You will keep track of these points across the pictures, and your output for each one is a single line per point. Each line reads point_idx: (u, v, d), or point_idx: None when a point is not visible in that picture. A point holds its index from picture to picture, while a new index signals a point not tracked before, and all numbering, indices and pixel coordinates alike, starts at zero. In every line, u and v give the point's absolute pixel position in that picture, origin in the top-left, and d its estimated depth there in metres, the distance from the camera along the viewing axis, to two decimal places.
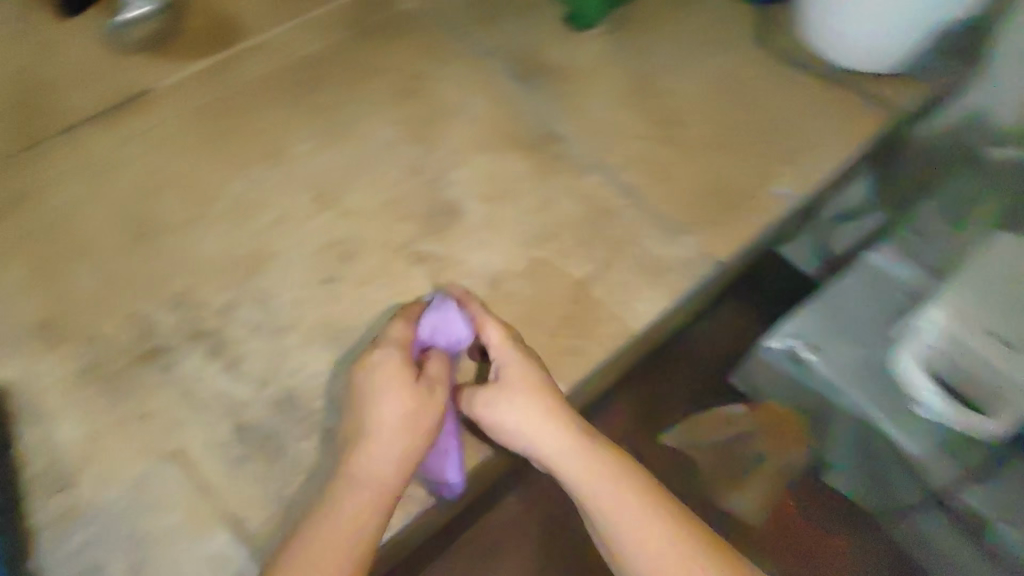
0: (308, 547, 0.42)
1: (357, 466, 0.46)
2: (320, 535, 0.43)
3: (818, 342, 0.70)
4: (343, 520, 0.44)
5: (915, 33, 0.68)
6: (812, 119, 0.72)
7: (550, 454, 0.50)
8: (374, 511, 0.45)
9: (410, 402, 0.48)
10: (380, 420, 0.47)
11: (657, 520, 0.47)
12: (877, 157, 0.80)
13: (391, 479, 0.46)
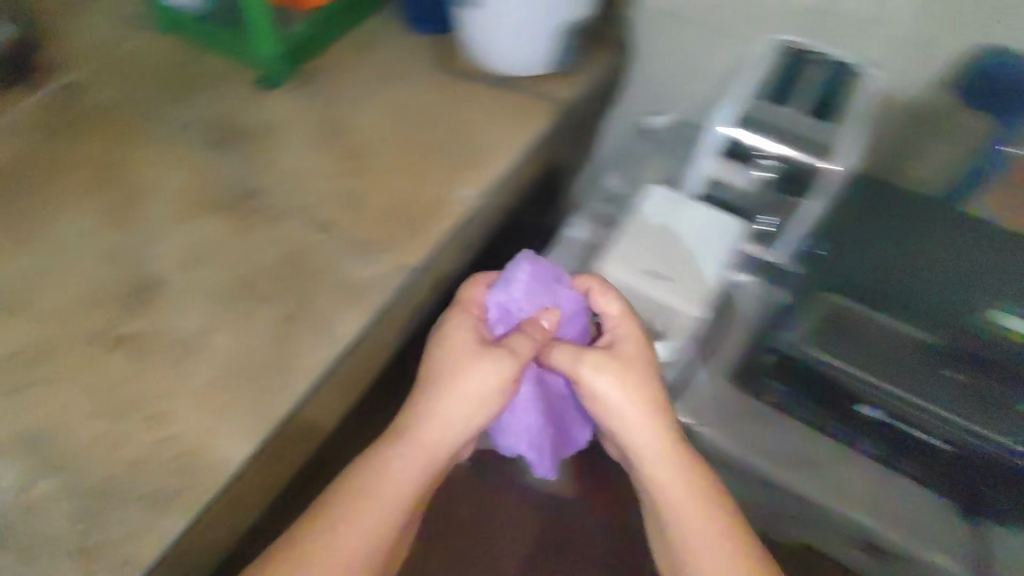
0: (349, 523, 0.52)
1: (410, 446, 0.56)
2: (389, 491, 0.54)
3: None
4: (403, 481, 0.55)
5: (558, 38, 0.78)
6: (489, 125, 0.78)
7: (652, 418, 0.58)
8: (412, 488, 0.55)
9: (471, 385, 0.57)
10: (443, 410, 0.57)
11: (690, 496, 0.56)
12: (567, 145, 0.89)
13: (450, 441, 0.57)
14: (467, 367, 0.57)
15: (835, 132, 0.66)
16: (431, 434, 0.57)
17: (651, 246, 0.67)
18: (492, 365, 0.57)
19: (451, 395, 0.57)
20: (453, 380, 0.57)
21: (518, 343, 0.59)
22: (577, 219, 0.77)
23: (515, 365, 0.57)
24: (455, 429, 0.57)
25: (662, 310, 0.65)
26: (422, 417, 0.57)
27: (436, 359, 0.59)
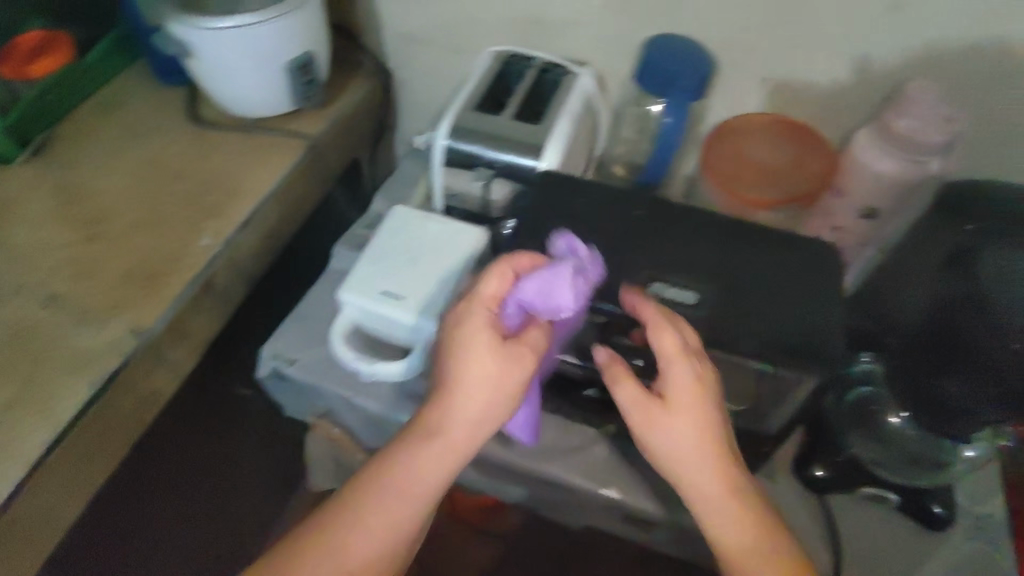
0: (353, 536, 0.47)
1: (405, 465, 0.48)
2: (393, 512, 0.47)
3: (295, 354, 0.69)
4: (380, 520, 0.47)
5: (296, 75, 0.76)
6: (239, 170, 0.77)
7: (703, 435, 0.47)
8: (434, 480, 0.48)
9: (462, 387, 0.48)
10: (462, 387, 0.48)
11: (706, 463, 0.47)
12: (336, 175, 0.88)
13: (431, 461, 0.48)
14: (468, 346, 0.48)
15: (553, 125, 0.69)
16: (438, 430, 0.48)
17: (392, 262, 0.67)
18: (486, 351, 0.48)
19: (452, 398, 0.48)
20: (450, 383, 0.48)
21: (463, 336, 0.49)
22: (338, 248, 0.77)
23: (486, 373, 0.48)
24: (457, 439, 0.48)
25: (406, 326, 0.64)
26: (444, 389, 0.49)
27: (451, 331, 0.50)
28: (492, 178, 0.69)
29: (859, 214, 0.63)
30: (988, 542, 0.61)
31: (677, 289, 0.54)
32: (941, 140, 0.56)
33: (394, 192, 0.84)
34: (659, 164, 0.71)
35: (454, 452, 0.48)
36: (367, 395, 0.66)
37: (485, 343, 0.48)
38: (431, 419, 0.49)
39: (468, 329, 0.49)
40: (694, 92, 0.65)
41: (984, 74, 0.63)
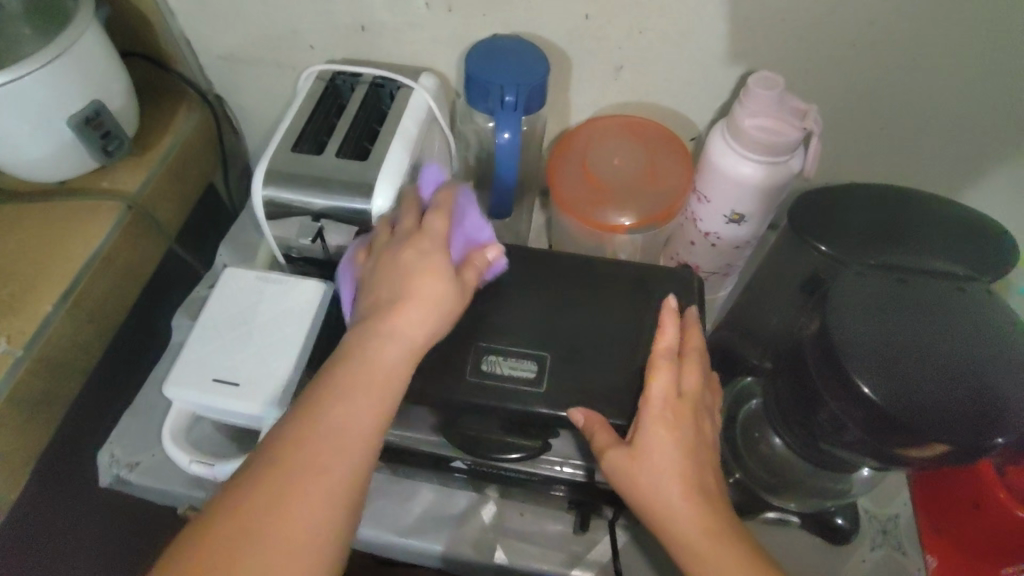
0: (305, 443, 0.38)
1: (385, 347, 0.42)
2: (351, 421, 0.40)
3: (136, 457, 0.61)
4: (347, 426, 0.39)
5: (88, 131, 0.65)
6: (43, 249, 0.66)
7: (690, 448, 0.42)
8: (387, 388, 0.42)
9: (418, 290, 0.44)
10: (417, 292, 0.44)
11: (690, 477, 0.41)
12: (174, 225, 0.78)
13: (389, 363, 0.42)
14: (424, 257, 0.45)
15: (384, 157, 0.61)
16: (394, 333, 0.43)
17: (224, 339, 0.59)
18: (440, 267, 0.45)
19: (407, 300, 0.44)
20: (405, 287, 0.44)
21: (413, 260, 0.45)
22: (177, 318, 0.68)
23: (443, 284, 0.45)
24: (415, 339, 0.44)
25: (249, 415, 0.57)
26: (390, 301, 0.44)
27: (391, 251, 0.46)
28: (322, 228, 0.61)
29: (726, 219, 0.58)
30: (894, 546, 0.59)
31: (513, 362, 0.46)
32: (796, 137, 0.51)
33: (241, 242, 0.75)
34: (502, 193, 0.61)
35: (410, 355, 0.43)
36: (222, 491, 0.60)
37: (435, 261, 0.45)
38: (386, 321, 0.43)
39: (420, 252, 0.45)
40: (524, 108, 0.57)
41: (846, 59, 0.56)
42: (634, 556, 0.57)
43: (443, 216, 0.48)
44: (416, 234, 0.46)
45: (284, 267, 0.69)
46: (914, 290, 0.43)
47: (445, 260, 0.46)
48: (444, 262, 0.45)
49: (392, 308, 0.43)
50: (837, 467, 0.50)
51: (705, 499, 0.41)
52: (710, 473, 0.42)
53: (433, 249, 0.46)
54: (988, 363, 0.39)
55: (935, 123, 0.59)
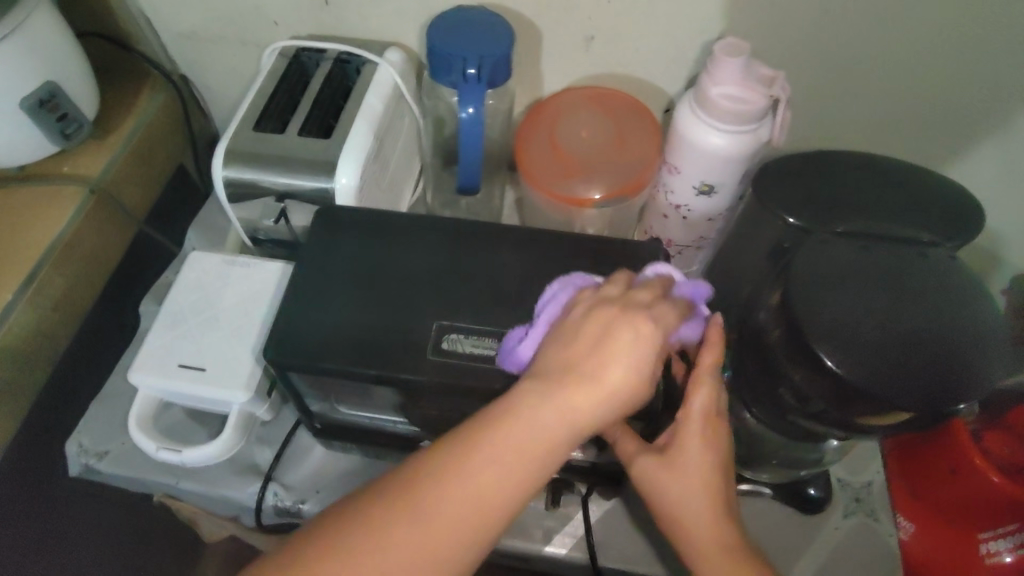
0: (430, 504, 0.36)
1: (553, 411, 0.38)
2: (480, 492, 0.36)
3: (104, 446, 0.60)
4: (476, 500, 0.36)
5: (44, 114, 0.63)
6: (4, 236, 0.64)
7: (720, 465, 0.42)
8: (531, 468, 0.37)
9: (604, 369, 0.39)
10: (606, 375, 0.39)
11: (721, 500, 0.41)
12: (140, 210, 0.76)
13: (540, 443, 0.37)
14: (632, 333, 0.39)
15: (347, 135, 0.59)
16: (555, 413, 0.38)
17: (190, 324, 0.58)
18: (637, 355, 0.39)
19: (583, 377, 0.38)
20: (599, 360, 0.39)
21: (625, 340, 0.39)
22: (144, 304, 0.67)
23: (631, 372, 0.39)
24: (579, 418, 0.38)
25: (217, 400, 0.56)
26: (584, 373, 0.39)
27: (607, 315, 0.40)
28: (287, 208, 0.60)
29: (697, 190, 0.57)
30: (867, 514, 0.59)
31: (474, 340, 0.46)
32: (763, 104, 0.50)
33: (209, 225, 0.73)
34: (469, 168, 0.60)
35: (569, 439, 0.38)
36: (194, 477, 0.59)
37: (639, 351, 0.39)
38: (567, 395, 0.38)
39: (634, 333, 0.39)
40: (488, 81, 0.56)
41: (821, 27, 0.54)
42: (608, 532, 0.57)
43: (661, 319, 0.41)
44: (637, 308, 0.40)
45: (252, 250, 0.68)
46: (877, 257, 0.42)
47: (652, 355, 0.40)
48: (648, 353, 0.40)
49: (578, 385, 0.38)
50: (804, 438, 0.50)
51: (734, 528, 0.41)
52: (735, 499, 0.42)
53: (646, 337, 0.39)
54: (948, 331, 0.39)
55: (911, 91, 0.58)
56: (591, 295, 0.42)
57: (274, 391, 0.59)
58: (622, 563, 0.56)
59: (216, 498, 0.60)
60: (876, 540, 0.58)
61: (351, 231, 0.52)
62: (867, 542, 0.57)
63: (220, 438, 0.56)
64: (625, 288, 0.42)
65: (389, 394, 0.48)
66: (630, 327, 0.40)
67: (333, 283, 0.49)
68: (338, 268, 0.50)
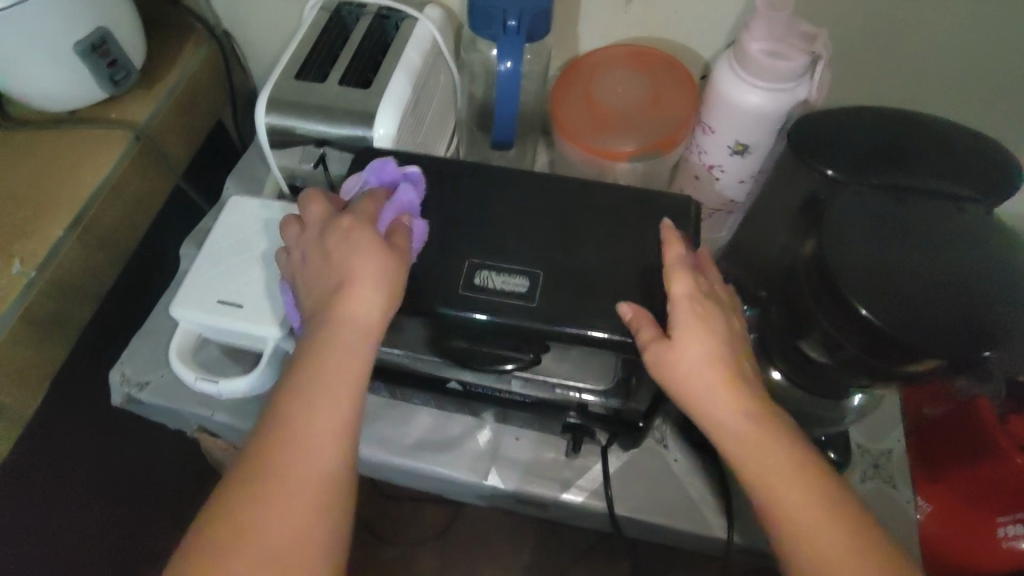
0: (278, 488, 0.38)
1: (337, 340, 0.42)
2: (315, 457, 0.39)
3: (146, 377, 0.63)
4: (311, 466, 0.39)
5: (95, 58, 0.65)
6: (55, 178, 0.67)
7: (732, 354, 0.42)
8: (337, 419, 0.40)
9: (349, 305, 0.42)
10: (352, 270, 0.42)
11: (742, 388, 0.41)
12: (183, 160, 0.79)
13: (336, 411, 0.40)
14: (363, 255, 0.43)
15: (387, 86, 0.60)
16: (328, 372, 0.41)
17: (229, 262, 0.60)
18: (376, 258, 0.42)
19: (343, 321, 0.42)
20: (347, 284, 0.42)
21: (367, 267, 0.42)
22: (185, 247, 0.70)
23: (380, 298, 0.42)
24: (365, 334, 0.42)
25: (253, 336, 0.58)
26: (333, 295, 0.42)
27: (333, 236, 0.44)
28: (325, 155, 0.62)
29: (731, 151, 0.57)
30: (885, 480, 0.59)
31: (505, 277, 0.47)
32: (802, 61, 0.50)
33: (247, 176, 0.75)
34: (505, 122, 0.61)
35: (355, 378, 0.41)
36: (228, 410, 0.61)
37: (390, 265, 0.43)
38: (336, 314, 0.42)
39: (366, 256, 0.42)
40: (528, 33, 0.56)
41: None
42: (626, 482, 0.58)
43: (402, 231, 0.45)
44: (360, 221, 0.44)
45: (289, 199, 0.70)
46: (914, 212, 0.42)
47: (393, 276, 0.43)
48: (389, 266, 0.43)
49: (335, 307, 0.42)
50: (830, 393, 0.50)
51: (761, 416, 0.41)
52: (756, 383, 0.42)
53: (370, 249, 0.43)
54: (983, 284, 0.39)
55: (953, 57, 0.57)
56: (323, 214, 0.46)
57: None
58: (639, 512, 0.56)
59: (248, 433, 0.62)
60: (893, 505, 0.58)
61: None
62: (884, 507, 0.58)
63: (256, 372, 0.59)
64: (371, 211, 0.45)
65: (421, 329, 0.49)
66: (353, 245, 0.43)
67: None
68: None
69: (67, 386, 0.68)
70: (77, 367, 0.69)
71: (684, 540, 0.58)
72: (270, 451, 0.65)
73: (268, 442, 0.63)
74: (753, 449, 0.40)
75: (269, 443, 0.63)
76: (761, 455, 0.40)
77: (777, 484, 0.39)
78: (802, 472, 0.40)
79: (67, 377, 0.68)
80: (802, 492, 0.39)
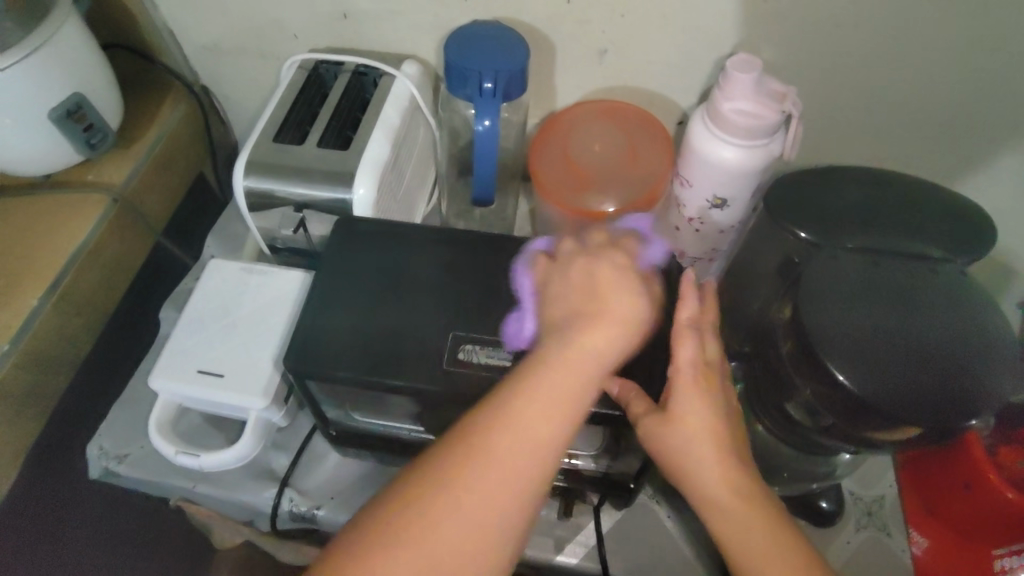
0: (448, 505, 0.37)
1: (566, 360, 0.40)
2: (510, 475, 0.38)
3: (124, 449, 0.62)
4: (520, 456, 0.38)
5: (71, 124, 0.65)
6: (29, 246, 0.66)
7: (726, 425, 0.42)
8: (561, 420, 0.39)
9: (609, 302, 0.43)
10: (608, 311, 0.42)
11: (733, 461, 0.41)
12: (162, 219, 0.78)
13: (542, 451, 0.38)
14: (624, 289, 0.44)
15: (364, 147, 0.60)
16: (541, 393, 0.39)
17: (211, 330, 0.59)
18: (628, 288, 0.43)
19: (572, 342, 0.41)
20: (598, 298, 0.43)
21: (607, 274, 0.44)
22: (164, 310, 0.69)
23: (625, 316, 0.42)
24: (594, 363, 0.41)
25: (235, 406, 0.57)
26: (582, 309, 0.43)
27: (581, 261, 0.45)
28: (305, 219, 0.61)
29: (709, 204, 0.58)
30: (879, 528, 0.59)
31: (488, 350, 0.46)
32: (774, 119, 0.50)
33: (228, 234, 0.74)
34: (485, 179, 0.62)
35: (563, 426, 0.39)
36: (211, 482, 0.60)
37: (628, 286, 0.43)
38: (579, 333, 0.41)
39: (614, 267, 0.44)
40: (503, 94, 0.57)
41: (833, 44, 0.54)
42: (619, 543, 0.57)
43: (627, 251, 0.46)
44: (612, 246, 0.46)
45: (270, 259, 0.69)
46: (887, 274, 0.43)
47: (641, 312, 0.43)
48: (646, 304, 0.44)
49: (584, 322, 0.42)
50: (815, 450, 0.50)
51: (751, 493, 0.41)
52: (746, 455, 0.42)
53: (615, 268, 0.44)
54: (957, 349, 0.39)
55: (927, 107, 0.57)
56: (571, 243, 0.47)
57: (291, 398, 0.60)
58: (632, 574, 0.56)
59: (232, 504, 0.61)
60: (888, 554, 0.58)
61: (371, 242, 0.53)
62: (880, 557, 0.57)
63: (237, 443, 0.57)
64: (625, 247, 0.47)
65: (404, 401, 0.49)
66: (610, 274, 0.44)
67: (350, 296, 0.50)
68: (355, 279, 0.51)
69: (44, 458, 0.66)
70: (56, 438, 0.67)
71: None
72: (253, 518, 0.64)
73: (251, 512, 0.62)
74: (742, 530, 0.40)
75: (252, 513, 0.62)
76: (746, 535, 0.40)
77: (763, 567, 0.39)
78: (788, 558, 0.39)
79: (46, 449, 0.66)
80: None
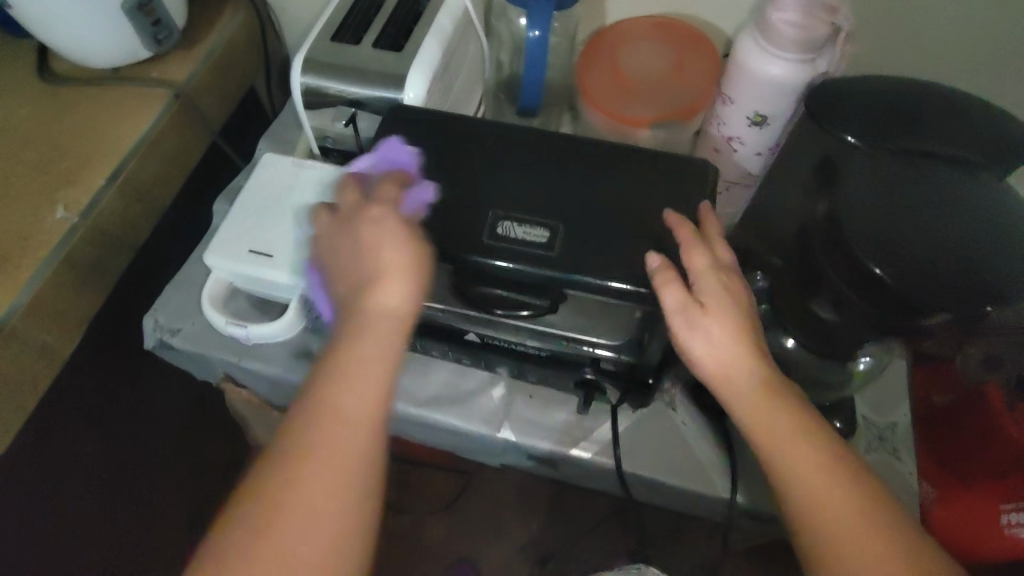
0: (307, 473, 0.40)
1: (369, 319, 0.45)
2: (347, 430, 0.42)
3: (177, 323, 0.66)
4: (344, 455, 0.41)
5: (140, 17, 0.68)
6: (98, 132, 0.70)
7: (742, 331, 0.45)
8: (376, 394, 0.43)
9: (382, 259, 0.46)
10: (388, 264, 0.46)
11: (751, 368, 0.44)
12: (218, 122, 0.82)
13: (370, 413, 0.43)
14: (392, 240, 0.47)
15: (418, 50, 0.62)
16: (358, 362, 0.44)
17: (262, 215, 0.62)
18: (401, 241, 0.46)
19: (376, 309, 0.45)
20: (375, 261, 0.46)
21: (390, 246, 0.46)
22: (217, 203, 0.72)
23: (413, 286, 0.46)
24: (397, 316, 0.46)
25: (282, 286, 0.60)
26: (369, 273, 0.46)
27: (352, 228, 0.48)
28: (356, 115, 0.64)
29: (750, 122, 0.58)
30: (890, 451, 0.60)
31: (527, 228, 0.49)
32: (823, 32, 0.51)
33: (280, 135, 0.78)
34: (531, 88, 0.64)
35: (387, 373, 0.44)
36: (255, 357, 0.64)
37: (414, 255, 0.47)
38: (370, 293, 0.46)
39: (382, 222, 0.47)
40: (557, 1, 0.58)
41: None
42: (635, 441, 0.59)
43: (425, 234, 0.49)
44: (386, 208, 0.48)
45: (319, 159, 0.72)
46: (923, 175, 0.44)
47: (416, 249, 0.47)
48: (410, 248, 0.47)
49: (375, 278, 0.46)
50: (841, 356, 0.51)
51: (772, 397, 0.44)
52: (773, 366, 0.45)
53: (398, 232, 0.47)
54: (987, 244, 0.40)
55: (978, 30, 0.57)
56: (348, 207, 0.50)
57: None
58: (644, 471, 0.58)
59: (275, 381, 0.65)
60: (899, 475, 0.59)
61: (418, 132, 0.55)
62: (892, 477, 0.58)
63: (282, 318, 0.62)
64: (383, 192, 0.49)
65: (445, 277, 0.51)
66: (380, 233, 0.47)
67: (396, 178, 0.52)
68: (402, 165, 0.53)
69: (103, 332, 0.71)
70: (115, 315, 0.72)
71: (687, 500, 0.60)
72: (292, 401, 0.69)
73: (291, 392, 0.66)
74: (768, 433, 0.43)
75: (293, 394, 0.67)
76: (773, 439, 0.43)
77: (784, 464, 0.42)
78: (815, 455, 0.42)
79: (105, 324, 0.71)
80: (816, 475, 0.41)
